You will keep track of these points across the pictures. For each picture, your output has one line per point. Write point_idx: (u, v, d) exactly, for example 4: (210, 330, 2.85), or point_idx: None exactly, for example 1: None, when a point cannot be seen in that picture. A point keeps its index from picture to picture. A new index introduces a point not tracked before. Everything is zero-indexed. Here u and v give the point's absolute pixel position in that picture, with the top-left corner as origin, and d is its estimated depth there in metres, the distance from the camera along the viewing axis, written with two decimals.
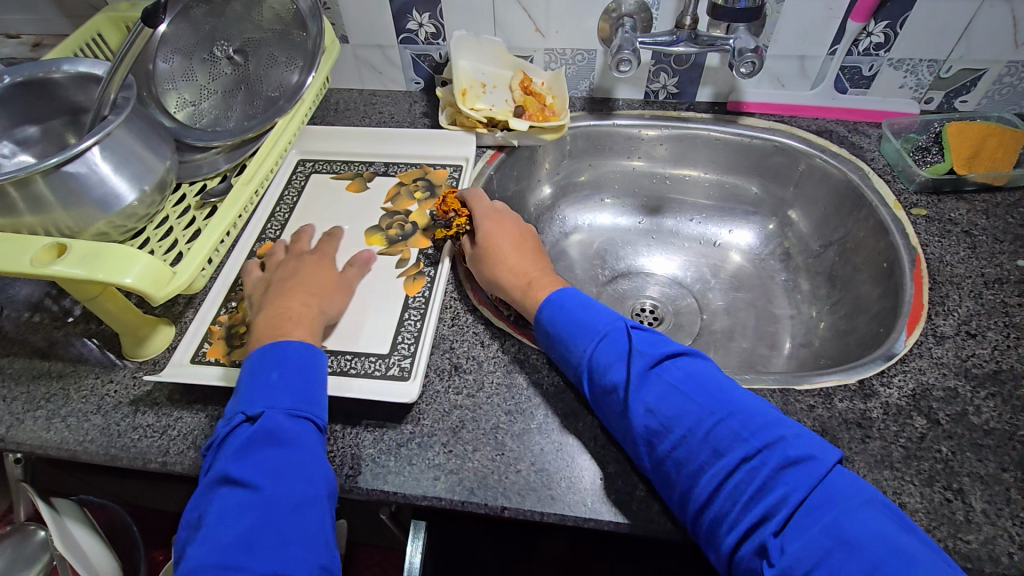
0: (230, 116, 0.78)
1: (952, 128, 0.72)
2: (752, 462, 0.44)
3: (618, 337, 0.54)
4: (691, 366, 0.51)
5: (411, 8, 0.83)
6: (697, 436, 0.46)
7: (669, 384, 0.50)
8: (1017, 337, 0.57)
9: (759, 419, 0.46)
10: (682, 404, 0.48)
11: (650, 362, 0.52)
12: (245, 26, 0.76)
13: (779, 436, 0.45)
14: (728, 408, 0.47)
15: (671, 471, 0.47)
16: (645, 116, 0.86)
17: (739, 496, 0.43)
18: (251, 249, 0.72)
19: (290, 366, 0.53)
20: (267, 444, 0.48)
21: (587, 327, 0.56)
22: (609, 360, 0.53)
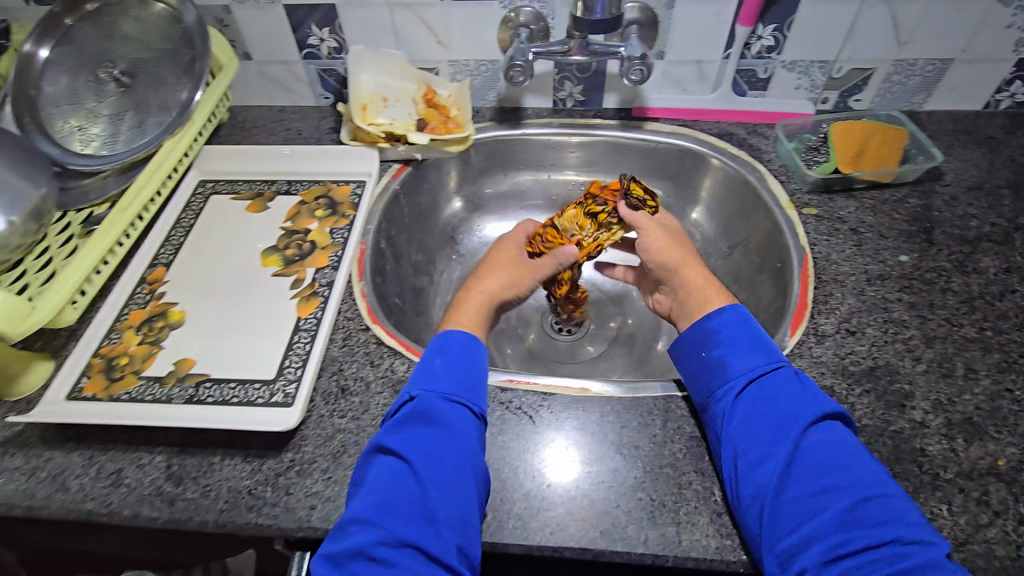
0: (117, 145, 0.74)
1: (837, 127, 0.73)
2: (900, 546, 0.40)
3: (795, 377, 0.51)
4: (844, 438, 0.47)
5: (308, 22, 0.79)
6: (851, 495, 0.43)
7: (839, 440, 0.47)
8: (894, 333, 0.58)
9: (914, 513, 0.43)
10: (847, 463, 0.45)
11: (833, 413, 0.49)
12: (132, 47, 0.75)
13: (935, 538, 0.41)
14: (887, 490, 0.44)
15: (790, 507, 0.44)
16: (553, 125, 0.86)
17: (877, 566, 0.40)
18: (141, 276, 0.70)
19: (462, 362, 0.55)
20: (421, 426, 0.50)
21: (763, 350, 0.53)
22: (779, 389, 0.50)
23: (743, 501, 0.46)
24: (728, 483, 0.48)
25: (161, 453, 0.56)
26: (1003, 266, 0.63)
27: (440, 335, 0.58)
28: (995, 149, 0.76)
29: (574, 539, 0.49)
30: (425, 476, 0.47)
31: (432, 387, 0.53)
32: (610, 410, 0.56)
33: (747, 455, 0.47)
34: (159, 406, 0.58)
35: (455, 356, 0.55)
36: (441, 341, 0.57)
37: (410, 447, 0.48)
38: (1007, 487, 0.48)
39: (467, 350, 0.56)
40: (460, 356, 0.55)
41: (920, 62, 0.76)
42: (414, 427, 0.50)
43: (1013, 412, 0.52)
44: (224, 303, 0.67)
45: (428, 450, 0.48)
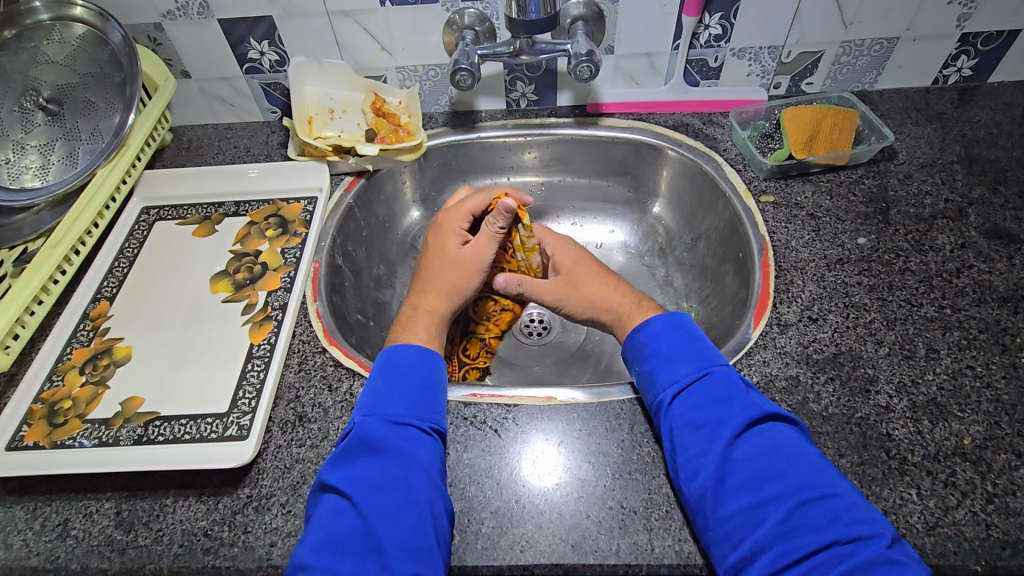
0: (50, 177, 0.71)
1: (788, 113, 0.73)
2: (840, 549, 0.39)
3: (725, 379, 0.50)
4: (781, 436, 0.46)
5: (247, 37, 0.77)
6: (788, 501, 0.42)
7: (773, 443, 0.46)
8: (855, 318, 0.58)
9: (860, 510, 0.41)
10: (782, 464, 0.44)
11: (764, 414, 0.48)
12: (58, 73, 0.72)
13: (879, 533, 0.40)
14: (823, 487, 0.43)
15: (728, 521, 0.43)
16: (507, 126, 0.84)
17: (819, 571, 0.39)
18: (83, 312, 0.67)
19: (412, 376, 0.53)
20: (365, 452, 0.48)
21: (687, 360, 0.52)
22: (708, 398, 0.49)
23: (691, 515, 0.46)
24: (681, 494, 0.48)
25: (109, 500, 0.53)
26: (958, 242, 0.64)
27: (386, 351, 0.56)
28: (946, 125, 0.76)
29: (545, 556, 0.47)
30: (374, 501, 0.45)
31: (375, 409, 0.51)
32: (577, 417, 0.55)
33: (686, 468, 0.47)
34: (106, 449, 0.55)
35: (392, 372, 0.54)
36: (387, 358, 0.55)
37: (354, 474, 0.47)
38: (973, 466, 0.48)
39: (418, 362, 0.55)
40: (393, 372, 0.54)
41: (867, 42, 0.76)
42: (357, 455, 0.48)
43: (975, 389, 0.52)
44: (172, 334, 0.64)
45: (375, 473, 0.47)
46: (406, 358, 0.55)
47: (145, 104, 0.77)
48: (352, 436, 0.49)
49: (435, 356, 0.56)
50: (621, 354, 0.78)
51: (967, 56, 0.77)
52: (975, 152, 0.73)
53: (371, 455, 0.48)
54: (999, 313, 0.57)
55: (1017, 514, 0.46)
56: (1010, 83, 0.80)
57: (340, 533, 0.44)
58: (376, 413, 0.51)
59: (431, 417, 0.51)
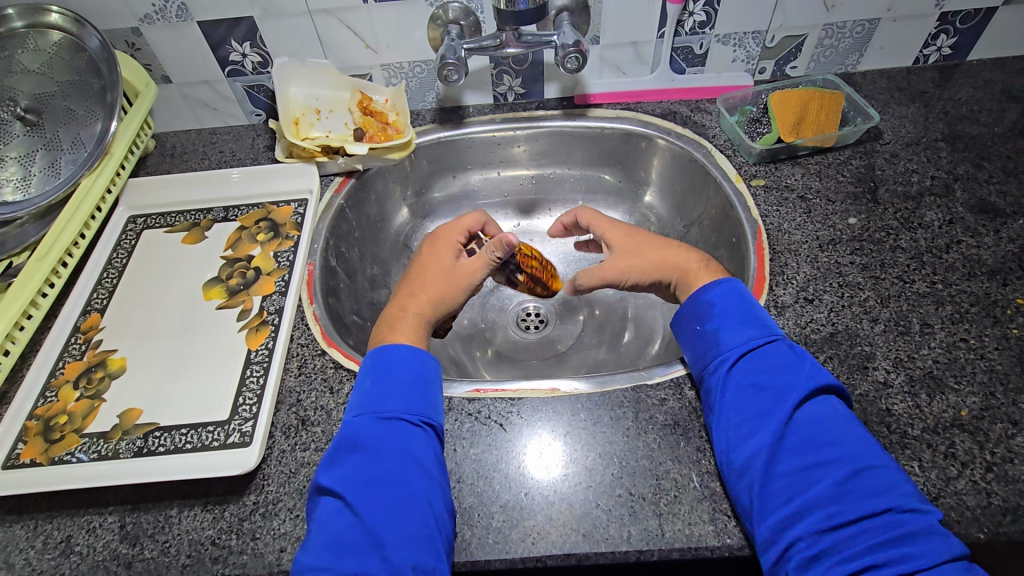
0: (31, 189, 0.69)
1: (775, 97, 0.73)
2: (893, 515, 0.40)
3: (787, 351, 0.51)
4: (839, 411, 0.47)
5: (228, 39, 0.75)
6: (845, 467, 0.43)
7: (831, 416, 0.46)
8: (850, 297, 0.59)
9: (909, 485, 0.43)
10: (842, 434, 0.45)
11: (830, 385, 0.48)
12: (34, 82, 0.70)
13: (926, 506, 0.42)
14: (881, 461, 0.44)
15: (780, 481, 0.44)
16: (496, 120, 0.84)
17: (867, 534, 0.40)
18: (73, 325, 0.65)
19: (406, 371, 0.53)
20: (355, 450, 0.48)
21: (755, 324, 0.52)
22: (774, 364, 0.50)
23: (734, 470, 0.46)
24: (720, 456, 0.48)
25: (112, 514, 0.52)
26: (946, 218, 0.65)
27: (376, 350, 0.56)
28: (929, 103, 0.77)
29: (557, 547, 0.47)
30: (367, 498, 0.45)
31: (367, 406, 0.51)
32: (581, 408, 0.55)
33: (740, 430, 0.47)
34: (106, 463, 0.54)
35: (388, 367, 0.53)
36: (385, 353, 0.55)
37: (355, 472, 0.47)
38: (971, 436, 0.49)
39: (410, 360, 0.54)
40: (393, 364, 0.53)
41: (850, 24, 0.76)
42: (349, 454, 0.48)
43: (970, 360, 0.53)
44: (168, 344, 0.63)
45: (369, 471, 0.47)
46: (401, 355, 0.54)
47: (126, 111, 0.75)
48: (346, 434, 0.49)
49: (417, 351, 0.55)
50: (618, 343, 0.78)
51: (947, 35, 0.78)
52: (958, 129, 0.74)
53: (363, 451, 0.48)
54: (989, 285, 0.59)
55: (1016, 481, 0.47)
56: (989, 59, 0.81)
57: (340, 531, 0.44)
58: (369, 410, 0.51)
59: (424, 412, 0.51)
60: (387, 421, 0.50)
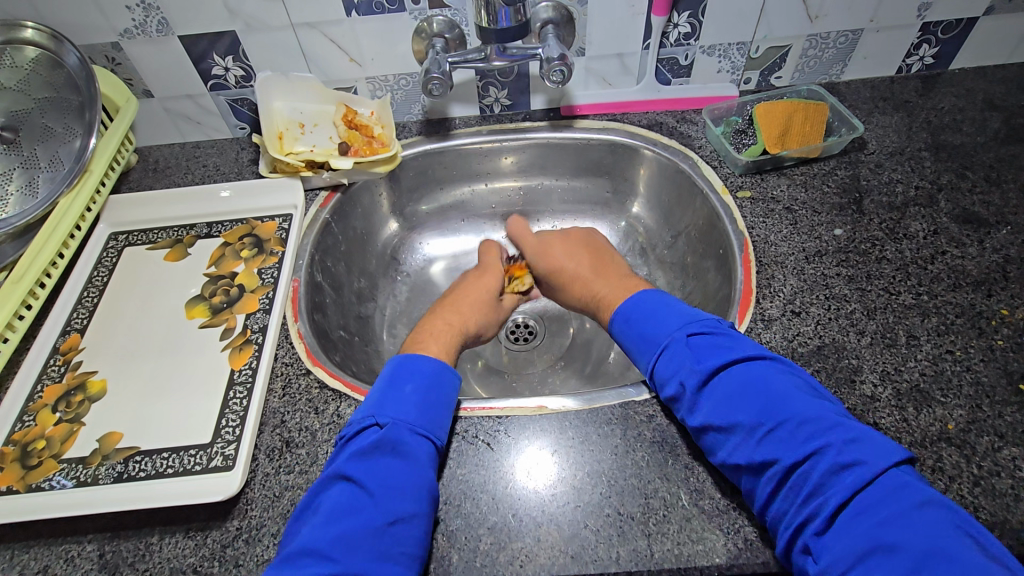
0: (8, 209, 0.68)
1: (760, 109, 0.73)
2: (801, 470, 0.43)
3: (676, 346, 0.53)
4: (729, 383, 0.49)
5: (210, 53, 0.74)
6: (747, 445, 0.46)
7: (723, 395, 0.48)
8: (837, 309, 0.59)
9: (812, 424, 0.44)
10: (737, 410, 0.47)
11: (715, 362, 0.50)
12: (10, 99, 0.69)
13: (826, 443, 0.43)
14: (776, 417, 0.45)
15: (724, 468, 0.47)
16: (482, 132, 0.83)
17: (791, 498, 0.43)
18: (52, 346, 0.64)
19: (429, 388, 0.53)
20: (388, 452, 0.48)
21: (649, 340, 0.55)
22: (670, 371, 0.52)
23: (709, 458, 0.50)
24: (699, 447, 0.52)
25: (91, 542, 0.51)
26: (931, 229, 0.65)
27: (400, 362, 0.56)
28: (912, 113, 0.78)
29: (545, 569, 0.47)
30: (387, 503, 0.45)
31: (401, 414, 0.51)
32: (569, 425, 0.54)
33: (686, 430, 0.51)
34: (84, 490, 0.53)
35: (428, 382, 0.54)
36: (416, 364, 0.55)
37: (381, 471, 0.47)
38: (958, 450, 0.49)
39: (438, 376, 0.55)
40: (436, 382, 0.54)
41: (833, 35, 0.77)
42: (385, 453, 0.48)
43: (956, 372, 0.54)
44: (149, 365, 0.62)
45: (392, 472, 0.47)
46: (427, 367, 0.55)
47: (107, 126, 0.75)
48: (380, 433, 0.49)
49: (451, 378, 0.55)
50: (608, 355, 0.78)
51: (929, 44, 0.79)
52: (941, 139, 0.74)
53: (394, 452, 0.48)
54: (974, 296, 0.59)
55: (1002, 494, 0.47)
56: (970, 69, 0.82)
57: (360, 530, 0.43)
58: (398, 417, 0.50)
59: (442, 435, 0.52)
60: (419, 435, 0.50)
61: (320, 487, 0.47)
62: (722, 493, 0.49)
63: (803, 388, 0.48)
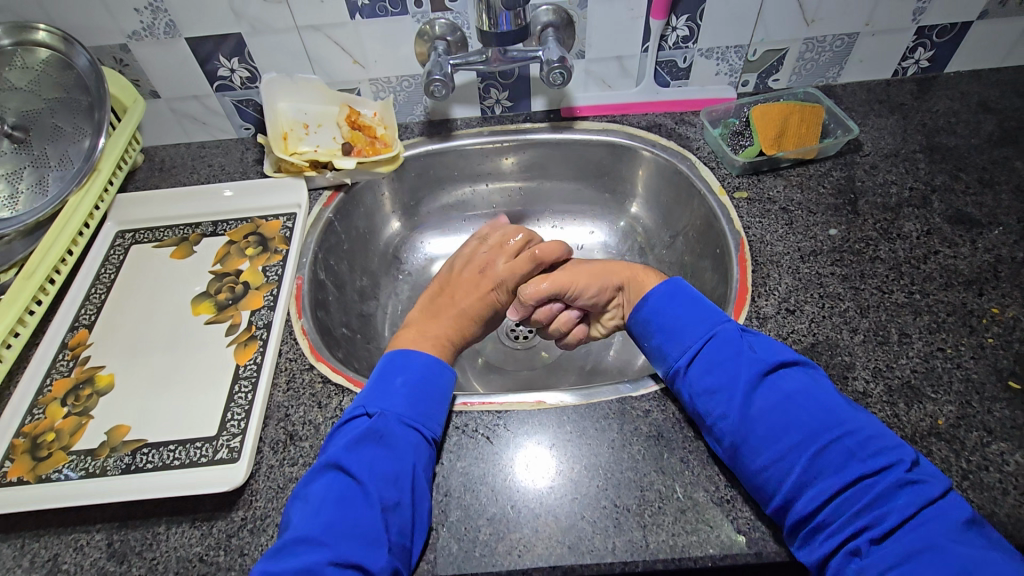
0: (19, 206, 0.69)
1: (757, 110, 0.75)
2: (865, 480, 0.43)
3: (727, 340, 0.52)
4: (789, 385, 0.48)
5: (216, 54, 0.76)
6: (807, 448, 0.45)
7: (784, 395, 0.48)
8: (831, 307, 0.60)
9: (877, 437, 0.45)
10: (796, 414, 0.47)
11: (775, 364, 0.50)
12: (21, 99, 0.70)
13: (897, 458, 0.44)
14: (841, 425, 0.46)
15: (763, 470, 0.46)
16: (484, 133, 0.84)
17: (846, 506, 0.43)
18: (61, 341, 0.65)
19: (417, 379, 0.55)
20: (374, 441, 0.49)
21: (696, 327, 0.54)
22: (723, 362, 0.51)
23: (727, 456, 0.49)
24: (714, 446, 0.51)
25: (100, 531, 0.52)
26: (924, 229, 0.66)
27: (399, 357, 0.57)
28: (907, 115, 0.79)
29: (543, 559, 0.48)
30: (373, 492, 0.46)
31: (389, 406, 0.52)
32: (567, 420, 0.56)
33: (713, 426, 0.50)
34: (93, 480, 0.54)
35: (420, 376, 0.55)
36: (405, 356, 0.56)
37: (371, 461, 0.48)
38: (947, 444, 0.50)
39: (431, 369, 0.56)
40: (426, 377, 0.55)
41: (829, 38, 0.78)
42: (372, 442, 0.49)
43: (946, 369, 0.55)
44: (156, 359, 0.64)
45: (383, 463, 0.48)
46: (421, 363, 0.56)
47: (115, 126, 0.76)
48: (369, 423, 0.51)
49: (444, 372, 0.56)
50: (607, 353, 0.79)
51: (924, 48, 0.80)
52: (936, 141, 0.75)
53: (383, 443, 0.49)
54: (966, 295, 0.60)
55: (990, 488, 0.48)
56: (965, 72, 0.83)
57: (347, 516, 0.45)
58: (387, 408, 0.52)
59: (433, 427, 0.53)
60: (407, 425, 0.51)
61: (309, 478, 0.49)
62: (717, 486, 0.50)
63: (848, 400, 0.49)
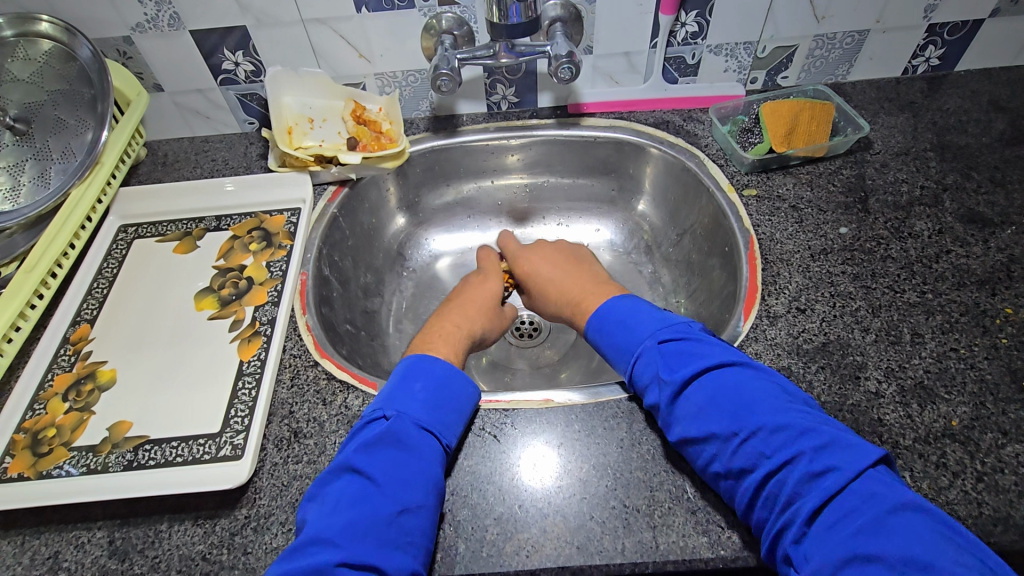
0: (21, 199, 0.69)
1: (767, 107, 0.74)
2: (775, 475, 0.43)
3: (648, 353, 0.53)
4: (704, 386, 0.49)
5: (220, 47, 0.75)
6: (722, 449, 0.46)
7: (695, 399, 0.49)
8: (842, 306, 0.59)
9: (781, 429, 0.45)
10: (706, 417, 0.47)
11: (688, 367, 0.50)
12: (22, 92, 0.69)
13: (799, 450, 0.43)
14: (747, 423, 0.46)
15: (704, 473, 0.48)
16: (489, 129, 0.84)
17: (770, 504, 0.43)
18: (62, 336, 0.65)
19: (438, 385, 0.54)
20: (394, 445, 0.48)
21: (625, 348, 0.56)
22: (645, 377, 0.52)
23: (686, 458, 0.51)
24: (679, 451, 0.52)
25: (101, 528, 0.51)
26: (936, 228, 0.65)
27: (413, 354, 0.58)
28: (918, 114, 0.78)
29: (551, 559, 0.47)
30: (393, 492, 0.45)
31: (407, 409, 0.51)
32: (575, 418, 0.55)
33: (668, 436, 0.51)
34: (95, 477, 0.53)
35: (440, 381, 0.54)
36: (422, 363, 0.56)
37: (390, 464, 0.47)
38: (962, 446, 0.49)
39: (455, 376, 0.55)
40: (446, 384, 0.54)
41: (839, 35, 0.77)
42: (389, 445, 0.48)
43: (960, 370, 0.54)
44: (159, 354, 0.63)
45: (402, 466, 0.47)
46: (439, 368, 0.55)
47: (118, 119, 0.75)
48: (388, 426, 0.50)
49: (469, 381, 0.55)
50: None
51: (935, 46, 0.79)
52: (946, 139, 0.75)
53: (399, 446, 0.48)
54: (978, 295, 0.59)
55: (1005, 490, 0.47)
56: (975, 70, 0.82)
57: (362, 518, 0.44)
58: (403, 412, 0.51)
59: (450, 434, 0.52)
60: (427, 431, 0.50)
61: (320, 479, 0.48)
62: None
63: (775, 391, 0.48)
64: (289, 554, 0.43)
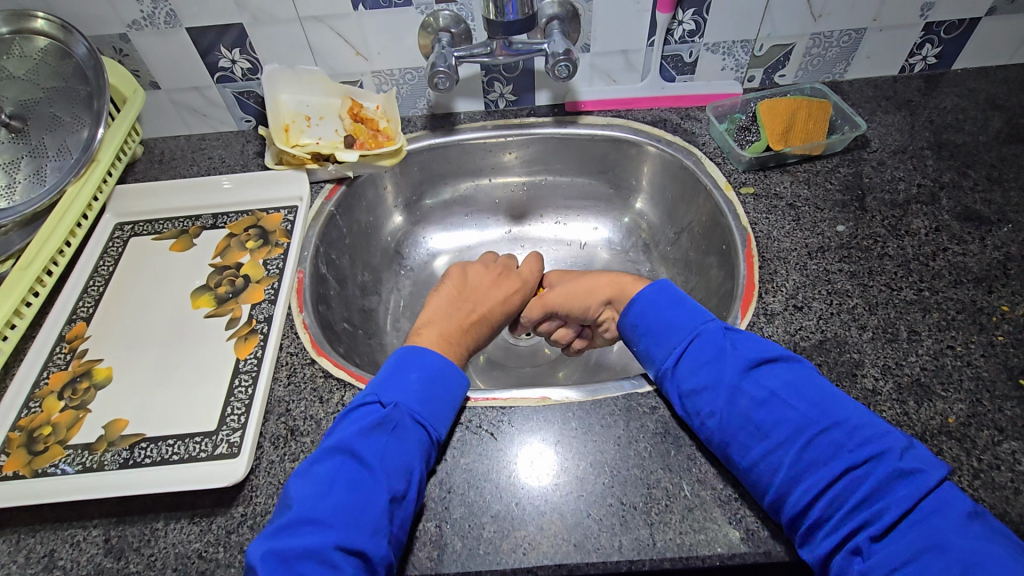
0: (16, 197, 0.69)
1: (764, 105, 0.74)
2: (858, 472, 0.42)
3: (710, 338, 0.51)
4: (781, 378, 0.48)
5: (217, 45, 0.75)
6: (797, 442, 0.45)
7: (771, 389, 0.47)
8: (839, 304, 0.59)
9: (866, 427, 0.44)
10: (782, 411, 0.46)
11: (764, 359, 0.49)
12: (17, 89, 0.69)
13: (888, 448, 0.43)
14: (830, 417, 0.45)
15: (754, 467, 0.46)
16: (486, 128, 0.84)
17: (840, 501, 0.42)
18: (58, 334, 0.64)
19: (432, 375, 0.53)
20: (386, 433, 0.48)
21: (677, 328, 0.53)
22: (708, 357, 0.50)
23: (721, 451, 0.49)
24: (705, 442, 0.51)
25: (96, 527, 0.51)
26: (932, 226, 0.65)
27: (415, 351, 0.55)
28: (914, 112, 0.78)
29: (549, 557, 0.47)
30: (384, 480, 0.46)
31: (400, 396, 0.51)
32: (572, 416, 0.55)
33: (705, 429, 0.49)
34: (90, 475, 0.53)
35: (433, 372, 0.53)
36: (416, 352, 0.55)
37: (381, 451, 0.47)
38: (958, 443, 0.49)
39: (447, 368, 0.54)
40: (437, 377, 0.53)
41: (836, 33, 0.77)
42: (382, 432, 0.48)
43: (956, 367, 0.54)
44: (155, 353, 0.63)
45: (393, 454, 0.47)
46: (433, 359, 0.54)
47: (114, 117, 0.75)
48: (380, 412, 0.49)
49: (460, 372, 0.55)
50: (610, 350, 0.78)
51: (931, 44, 0.79)
52: (943, 138, 0.75)
53: (391, 433, 0.48)
54: (975, 292, 0.59)
55: (1001, 487, 0.47)
56: (972, 69, 0.82)
57: (353, 502, 0.44)
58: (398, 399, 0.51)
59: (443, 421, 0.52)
60: (419, 421, 0.50)
61: (313, 456, 0.48)
62: (724, 484, 0.50)
63: (838, 390, 0.48)
64: (280, 528, 0.44)
